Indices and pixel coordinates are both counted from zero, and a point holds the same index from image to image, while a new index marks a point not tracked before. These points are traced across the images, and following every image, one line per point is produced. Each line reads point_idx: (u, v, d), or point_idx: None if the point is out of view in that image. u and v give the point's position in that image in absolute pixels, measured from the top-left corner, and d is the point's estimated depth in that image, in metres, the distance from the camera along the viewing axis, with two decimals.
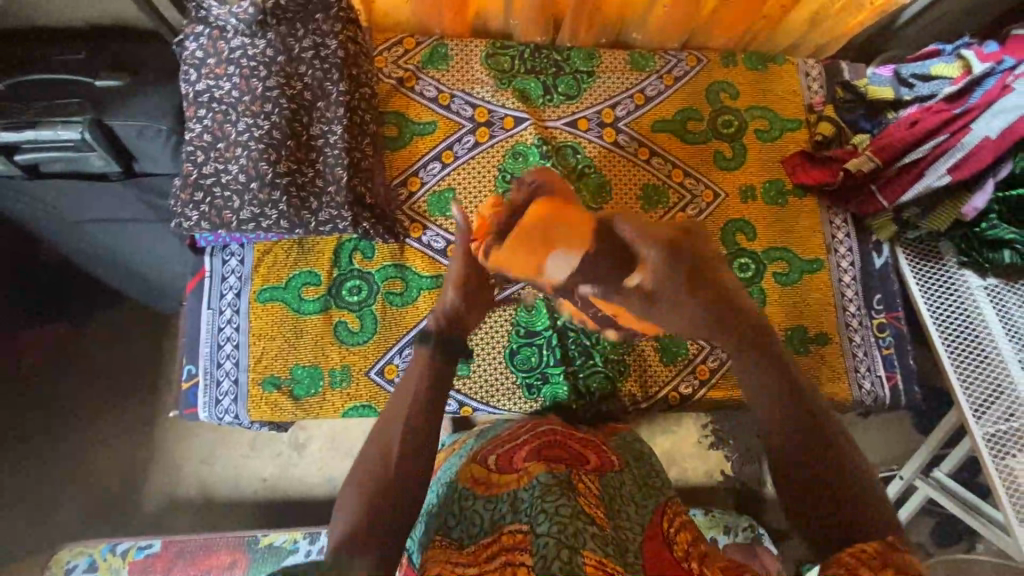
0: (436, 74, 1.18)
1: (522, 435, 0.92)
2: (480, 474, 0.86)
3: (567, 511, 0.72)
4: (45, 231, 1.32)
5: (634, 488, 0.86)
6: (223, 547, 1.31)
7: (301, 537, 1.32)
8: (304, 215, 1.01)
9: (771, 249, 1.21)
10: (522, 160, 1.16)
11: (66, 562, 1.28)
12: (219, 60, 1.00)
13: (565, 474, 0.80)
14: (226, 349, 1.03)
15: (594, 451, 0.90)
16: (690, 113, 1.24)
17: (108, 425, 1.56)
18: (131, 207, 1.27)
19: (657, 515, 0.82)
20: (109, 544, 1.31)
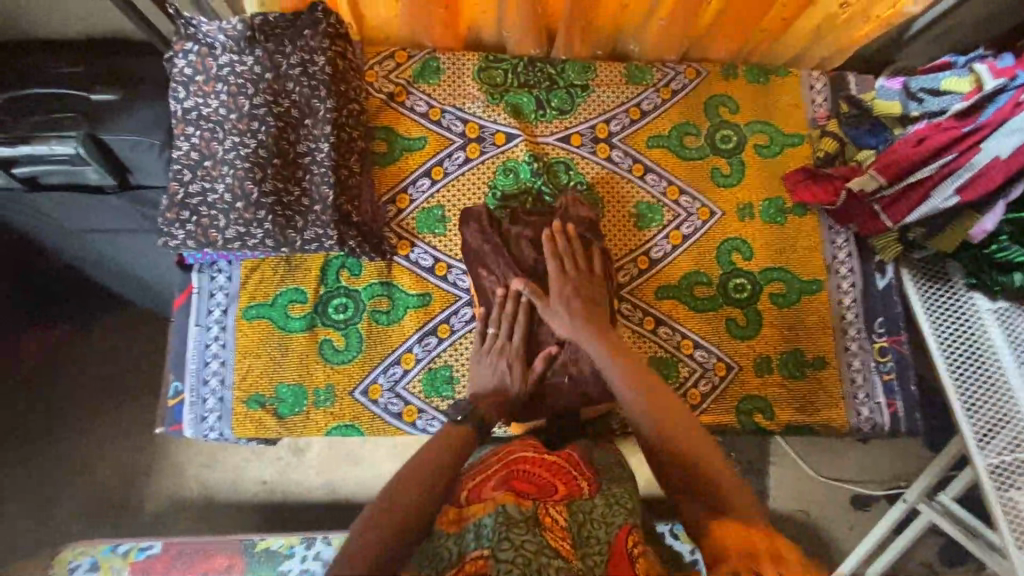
0: (427, 89, 1.16)
1: (492, 466, 0.87)
2: (449, 512, 0.79)
3: (532, 546, 0.71)
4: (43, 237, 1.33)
5: (604, 511, 0.81)
6: (222, 550, 1.33)
7: (297, 543, 1.33)
8: (289, 234, 1.00)
9: (768, 269, 1.17)
10: (513, 176, 1.15)
11: (69, 561, 1.31)
12: (208, 78, 1.01)
13: (532, 510, 0.76)
14: (213, 366, 1.03)
15: (565, 479, 0.84)
16: (687, 127, 1.20)
17: (107, 429, 1.57)
18: (128, 218, 1.27)
19: (623, 534, 0.78)
20: (110, 545, 1.33)
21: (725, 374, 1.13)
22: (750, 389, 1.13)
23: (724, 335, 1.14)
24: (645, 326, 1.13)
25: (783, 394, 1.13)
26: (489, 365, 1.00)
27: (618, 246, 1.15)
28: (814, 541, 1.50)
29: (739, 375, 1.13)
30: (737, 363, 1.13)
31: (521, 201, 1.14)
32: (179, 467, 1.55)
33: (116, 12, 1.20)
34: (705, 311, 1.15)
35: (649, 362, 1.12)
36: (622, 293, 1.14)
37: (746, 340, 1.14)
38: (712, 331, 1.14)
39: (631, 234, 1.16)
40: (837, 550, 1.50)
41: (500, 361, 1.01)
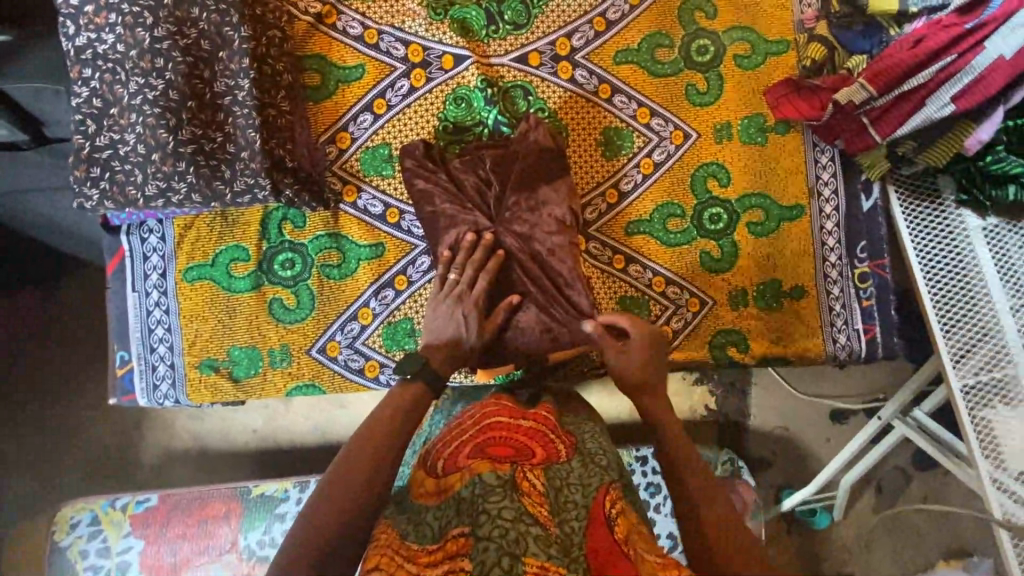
0: (361, 7, 1.02)
1: (465, 428, 0.85)
2: (427, 484, 0.79)
3: (510, 514, 0.69)
4: None
5: (582, 474, 0.80)
6: (217, 497, 1.25)
7: (291, 486, 1.25)
8: (217, 186, 0.91)
9: (746, 196, 1.09)
10: (465, 105, 1.03)
11: (69, 518, 1.22)
12: (98, 7, 0.87)
13: (508, 475, 0.74)
14: (159, 332, 0.98)
15: (542, 441, 0.83)
16: (659, 38, 1.07)
17: (58, 400, 1.46)
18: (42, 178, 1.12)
19: (601, 496, 0.78)
20: (109, 499, 1.24)
21: (697, 310, 1.09)
22: (723, 323, 1.09)
23: (698, 270, 1.09)
24: (614, 265, 1.07)
25: (758, 327, 1.10)
26: (446, 315, 0.89)
27: (580, 183, 1.06)
28: (794, 462, 1.51)
29: (713, 310, 1.09)
30: (712, 298, 1.09)
31: (474, 133, 1.04)
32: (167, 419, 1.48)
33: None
34: (678, 245, 1.08)
35: (618, 301, 1.07)
36: (590, 231, 1.07)
37: (720, 273, 1.09)
38: (686, 264, 1.08)
39: (597, 165, 1.06)
40: (817, 462, 1.51)
41: (455, 310, 0.90)
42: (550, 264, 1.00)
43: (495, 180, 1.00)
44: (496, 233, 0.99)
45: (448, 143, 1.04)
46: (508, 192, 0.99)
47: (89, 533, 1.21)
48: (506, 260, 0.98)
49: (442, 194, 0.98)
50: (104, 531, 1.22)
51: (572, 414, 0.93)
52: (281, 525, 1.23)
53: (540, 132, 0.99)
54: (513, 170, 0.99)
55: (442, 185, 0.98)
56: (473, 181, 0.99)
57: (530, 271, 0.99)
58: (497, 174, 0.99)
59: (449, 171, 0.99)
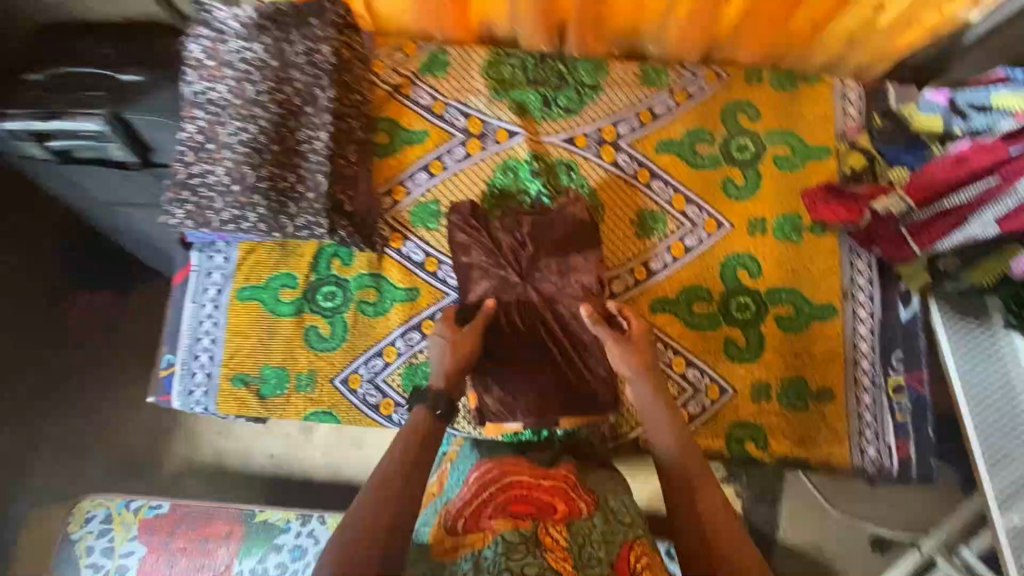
0: (433, 82, 1.16)
1: (485, 484, 0.86)
2: (446, 542, 0.80)
3: (534, 570, 0.71)
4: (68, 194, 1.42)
5: (605, 530, 0.80)
6: (223, 517, 1.28)
7: (294, 517, 1.28)
8: (282, 220, 1.03)
9: (776, 290, 1.10)
10: (512, 175, 1.13)
11: (86, 512, 1.27)
12: (218, 63, 1.03)
13: (530, 531, 0.76)
14: (204, 342, 1.07)
15: (565, 497, 0.83)
16: (701, 134, 1.14)
17: (107, 393, 1.58)
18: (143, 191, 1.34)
19: (627, 552, 0.78)
20: (125, 500, 1.29)
21: (717, 397, 1.07)
22: (743, 416, 1.07)
23: (720, 357, 1.08)
24: None
25: (779, 424, 1.07)
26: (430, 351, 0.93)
27: (609, 258, 1.11)
28: None
29: (733, 400, 1.07)
30: (732, 387, 1.07)
31: (517, 200, 1.12)
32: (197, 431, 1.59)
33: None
34: (703, 329, 1.09)
35: None
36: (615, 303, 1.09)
37: (744, 363, 1.08)
38: (708, 350, 1.08)
39: (629, 243, 1.11)
40: None
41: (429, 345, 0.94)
42: (573, 328, 1.04)
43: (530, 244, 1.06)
44: (524, 292, 1.04)
45: (493, 205, 1.12)
46: (542, 253, 1.04)
47: (99, 531, 1.25)
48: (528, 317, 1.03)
49: (479, 249, 1.05)
50: (112, 532, 1.25)
51: (595, 473, 0.94)
52: (276, 555, 1.24)
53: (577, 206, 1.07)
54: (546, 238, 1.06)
55: (481, 242, 1.05)
56: (509, 242, 1.05)
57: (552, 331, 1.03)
58: (532, 239, 1.05)
59: (488, 230, 1.06)
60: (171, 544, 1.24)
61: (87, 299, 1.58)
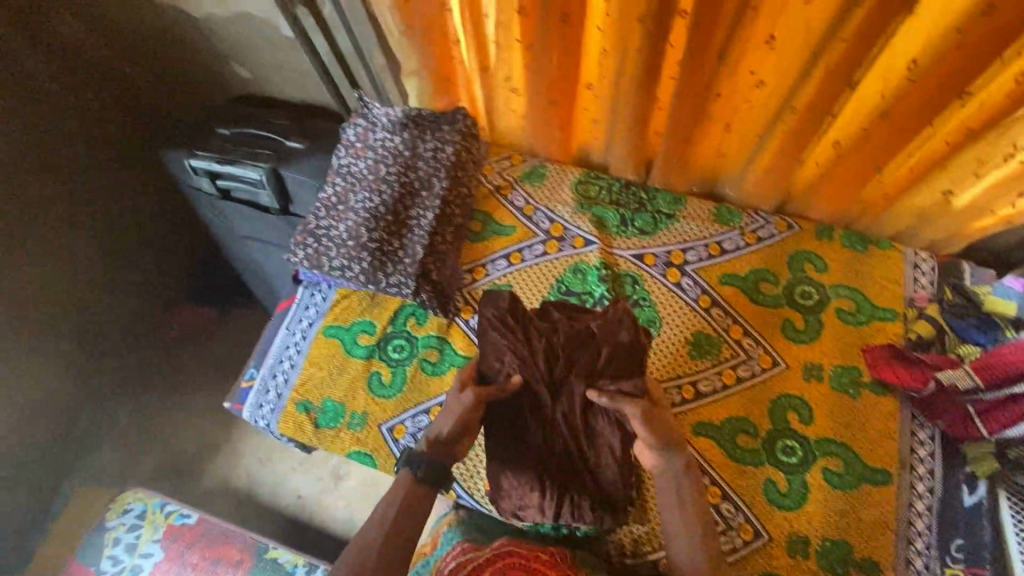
0: (529, 189, 1.34)
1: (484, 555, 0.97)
2: None
3: None
4: (217, 223, 1.74)
5: None
6: (238, 543, 1.33)
7: (302, 564, 1.31)
8: (379, 275, 1.19)
9: (826, 440, 1.08)
10: (581, 277, 1.24)
11: (126, 503, 1.39)
12: (364, 145, 1.29)
13: None
14: (284, 365, 1.21)
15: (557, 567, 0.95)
16: (765, 275, 1.21)
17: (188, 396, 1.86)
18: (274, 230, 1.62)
19: None
20: (161, 501, 1.39)
21: (750, 539, 1.03)
22: (776, 567, 1.01)
23: (758, 497, 1.05)
24: None
25: None
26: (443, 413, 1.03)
27: (655, 371, 1.15)
28: None
29: (767, 547, 1.02)
30: (767, 532, 1.03)
31: (581, 300, 1.22)
32: (239, 454, 1.77)
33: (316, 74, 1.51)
34: (744, 463, 1.07)
35: None
36: None
37: (782, 510, 1.04)
38: (746, 486, 1.06)
39: (680, 361, 1.16)
40: None
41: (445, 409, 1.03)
42: None
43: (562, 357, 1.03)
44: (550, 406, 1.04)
45: (555, 293, 1.24)
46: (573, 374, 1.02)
47: (131, 525, 1.35)
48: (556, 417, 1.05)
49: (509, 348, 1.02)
50: (142, 528, 1.35)
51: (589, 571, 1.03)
52: None
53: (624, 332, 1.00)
54: (586, 355, 1.02)
55: (515, 347, 1.03)
56: (543, 346, 1.03)
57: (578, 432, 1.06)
58: (565, 352, 1.03)
59: (526, 335, 1.03)
60: (186, 557, 1.31)
61: (197, 314, 1.93)
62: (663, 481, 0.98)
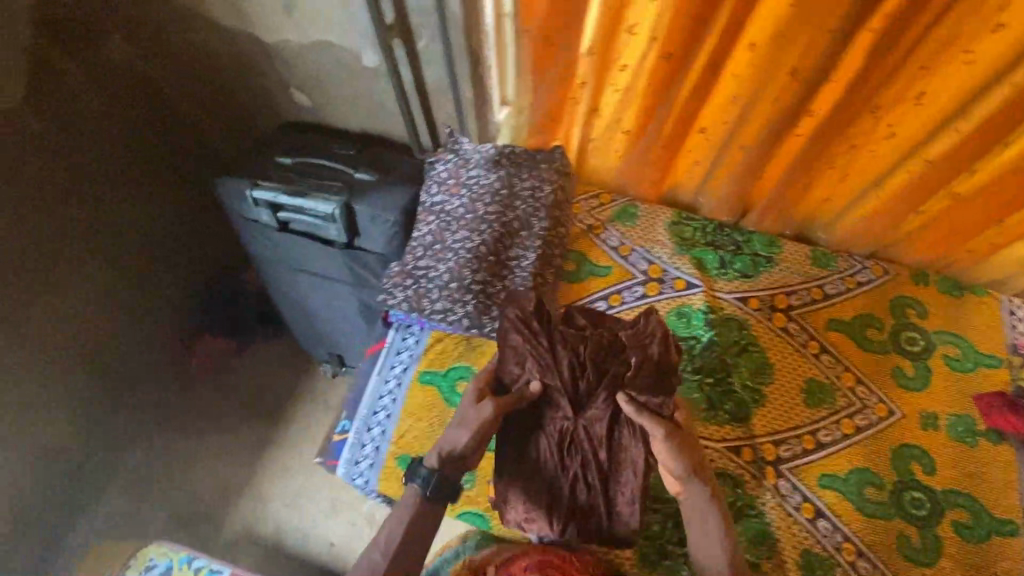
0: (623, 228, 1.31)
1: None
2: None
3: None
4: (265, 259, 1.66)
5: None
6: None
7: None
8: (484, 319, 1.15)
9: (951, 490, 1.08)
10: (686, 320, 1.20)
11: (149, 558, 1.31)
12: (457, 182, 1.23)
13: None
14: (379, 416, 1.15)
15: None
16: (871, 320, 1.21)
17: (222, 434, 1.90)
18: (335, 264, 1.53)
19: None
20: (188, 555, 1.31)
21: None
22: None
23: (892, 552, 1.03)
24: (803, 513, 1.06)
25: None
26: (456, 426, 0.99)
27: (772, 419, 1.13)
28: None
29: None
30: None
31: (691, 345, 1.18)
32: (264, 501, 1.80)
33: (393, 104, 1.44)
34: (874, 516, 1.06)
35: (803, 554, 1.03)
36: (782, 468, 1.09)
37: (917, 565, 1.03)
38: (879, 540, 1.04)
39: (797, 410, 1.13)
40: None
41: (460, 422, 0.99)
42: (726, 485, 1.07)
43: (589, 367, 0.98)
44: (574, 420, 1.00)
45: (677, 318, 1.21)
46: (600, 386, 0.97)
47: None
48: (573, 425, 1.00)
49: (531, 359, 0.99)
50: None
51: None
52: None
53: (656, 344, 0.94)
54: (614, 363, 0.98)
55: (539, 357, 0.99)
56: (567, 355, 0.98)
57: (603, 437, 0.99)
58: (593, 364, 0.97)
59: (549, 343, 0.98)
60: None
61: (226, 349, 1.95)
62: (692, 507, 0.97)
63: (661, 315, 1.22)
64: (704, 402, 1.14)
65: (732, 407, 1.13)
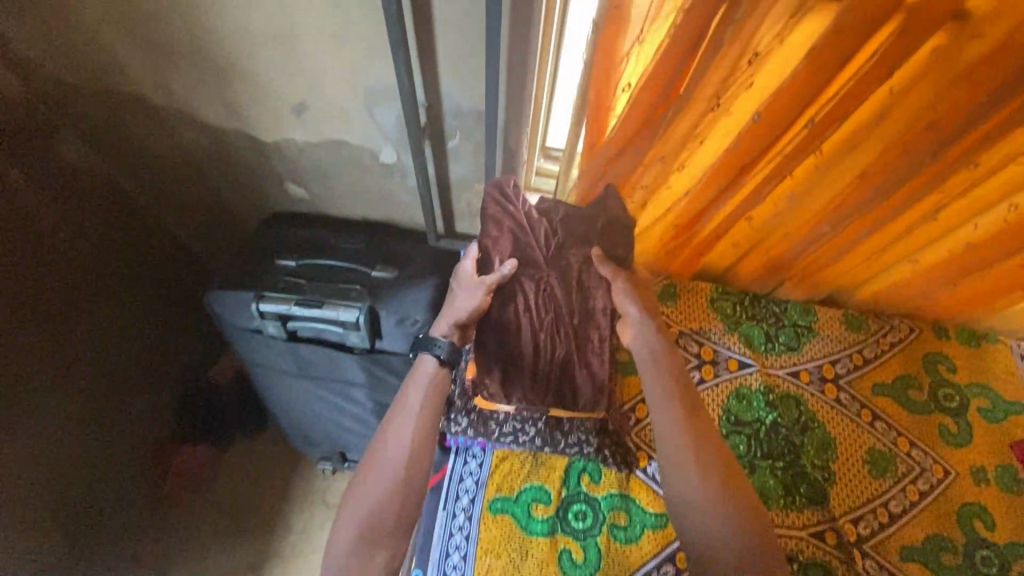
0: (666, 310, 1.29)
1: None
2: None
3: None
4: (261, 366, 1.49)
5: None
6: None
7: None
8: (556, 435, 1.08)
9: (1015, 545, 1.12)
10: (746, 403, 1.20)
11: None
12: None
13: None
14: (454, 558, 1.04)
15: None
16: (909, 380, 1.26)
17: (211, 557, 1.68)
18: (350, 368, 1.38)
19: None
20: None
21: None
22: None
23: None
24: None
25: None
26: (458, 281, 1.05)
27: (846, 496, 1.14)
28: None
29: None
30: None
31: (756, 429, 1.18)
32: None
33: (415, 195, 1.36)
34: None
35: None
36: (864, 547, 1.10)
37: None
38: None
39: (865, 483, 1.15)
40: None
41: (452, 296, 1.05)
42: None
43: (560, 233, 1.08)
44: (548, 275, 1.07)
45: (737, 402, 1.20)
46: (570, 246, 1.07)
47: None
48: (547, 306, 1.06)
49: (510, 226, 1.05)
50: None
51: None
52: None
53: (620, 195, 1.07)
54: (584, 237, 1.07)
55: (512, 235, 1.05)
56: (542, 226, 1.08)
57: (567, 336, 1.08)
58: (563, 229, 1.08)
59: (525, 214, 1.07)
60: None
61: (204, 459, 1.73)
62: (647, 372, 1.01)
63: (720, 400, 1.21)
64: (780, 487, 1.13)
65: (807, 489, 1.13)
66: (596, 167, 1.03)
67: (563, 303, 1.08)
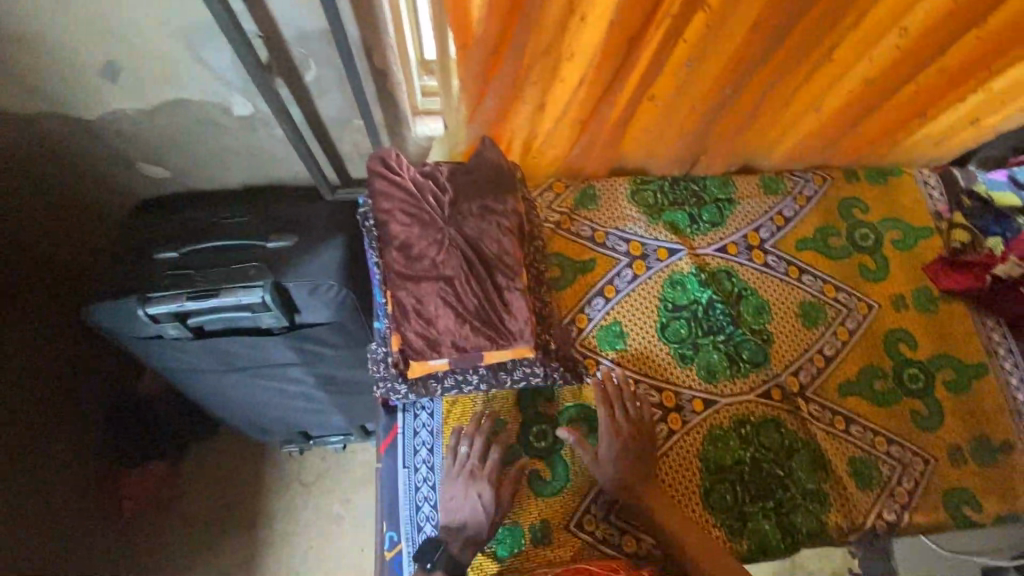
0: (589, 215, 1.24)
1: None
2: None
3: None
4: (178, 370, 1.35)
5: None
6: None
7: None
8: (502, 375, 1.07)
9: (935, 357, 1.22)
10: (681, 288, 1.19)
11: None
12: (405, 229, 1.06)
13: None
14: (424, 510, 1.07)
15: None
16: (829, 229, 1.28)
17: (191, 565, 1.59)
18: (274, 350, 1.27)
19: None
20: None
21: (923, 468, 1.14)
22: (951, 482, 1.14)
23: (909, 426, 1.17)
24: (837, 426, 1.15)
25: (981, 483, 1.14)
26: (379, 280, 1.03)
27: (785, 352, 1.18)
28: None
29: (937, 468, 1.14)
30: (932, 455, 1.15)
31: (693, 310, 1.18)
32: None
33: (290, 148, 1.20)
34: (887, 406, 1.17)
35: (850, 463, 1.13)
36: (808, 393, 1.16)
37: (932, 430, 1.17)
38: (896, 425, 1.16)
39: (801, 335, 1.20)
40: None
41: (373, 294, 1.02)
42: (766, 438, 1.12)
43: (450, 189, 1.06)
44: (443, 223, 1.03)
45: (674, 295, 1.19)
46: (463, 196, 1.05)
47: None
48: (465, 272, 1.02)
49: (404, 201, 1.04)
50: None
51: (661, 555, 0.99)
52: None
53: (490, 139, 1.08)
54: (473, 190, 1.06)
55: (403, 200, 1.04)
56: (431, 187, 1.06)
57: (488, 294, 1.02)
58: (453, 183, 1.07)
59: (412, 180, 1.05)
60: None
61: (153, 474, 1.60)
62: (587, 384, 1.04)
63: (657, 291, 1.19)
64: (724, 361, 1.16)
65: (748, 355, 1.16)
66: (476, 76, 0.94)
67: (469, 249, 1.03)
